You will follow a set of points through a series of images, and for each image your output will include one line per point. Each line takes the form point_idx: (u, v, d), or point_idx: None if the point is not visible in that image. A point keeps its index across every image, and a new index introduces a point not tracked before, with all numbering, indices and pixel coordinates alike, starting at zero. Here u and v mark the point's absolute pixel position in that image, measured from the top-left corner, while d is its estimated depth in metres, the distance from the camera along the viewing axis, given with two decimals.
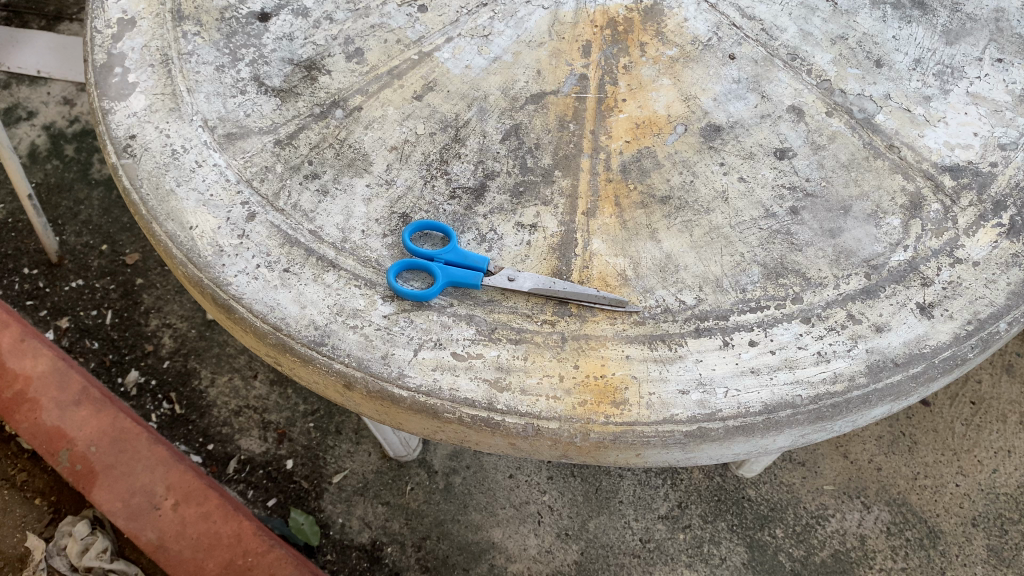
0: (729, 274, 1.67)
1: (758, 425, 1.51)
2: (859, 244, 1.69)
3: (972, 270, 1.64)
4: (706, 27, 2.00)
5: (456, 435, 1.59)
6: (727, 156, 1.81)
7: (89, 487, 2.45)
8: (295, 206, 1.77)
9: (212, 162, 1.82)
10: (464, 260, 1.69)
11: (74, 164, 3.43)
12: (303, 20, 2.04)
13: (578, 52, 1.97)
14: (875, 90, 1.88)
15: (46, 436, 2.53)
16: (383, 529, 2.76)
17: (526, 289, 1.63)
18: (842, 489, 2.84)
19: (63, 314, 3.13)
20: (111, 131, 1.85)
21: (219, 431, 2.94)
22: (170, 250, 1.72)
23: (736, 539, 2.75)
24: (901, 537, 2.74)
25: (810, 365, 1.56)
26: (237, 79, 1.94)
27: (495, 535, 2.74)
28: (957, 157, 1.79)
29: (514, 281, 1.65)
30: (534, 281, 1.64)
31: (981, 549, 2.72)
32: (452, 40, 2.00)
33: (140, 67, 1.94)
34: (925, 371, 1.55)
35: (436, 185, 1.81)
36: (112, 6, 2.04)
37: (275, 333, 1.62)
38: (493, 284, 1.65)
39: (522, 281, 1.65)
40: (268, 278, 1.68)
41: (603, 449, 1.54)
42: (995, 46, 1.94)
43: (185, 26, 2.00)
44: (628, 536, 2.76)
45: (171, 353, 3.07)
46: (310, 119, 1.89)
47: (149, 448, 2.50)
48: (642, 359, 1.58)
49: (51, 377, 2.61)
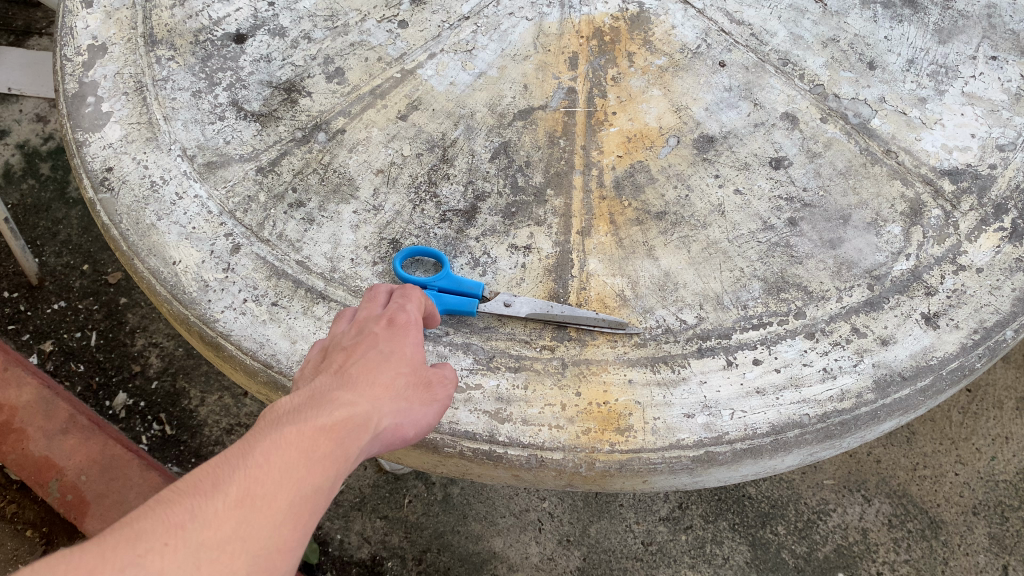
0: (730, 290, 1.63)
1: (766, 447, 1.48)
2: (860, 254, 1.66)
3: (976, 276, 1.62)
4: (694, 34, 1.95)
5: (458, 467, 1.56)
6: (722, 167, 1.77)
7: (80, 518, 2.29)
8: (281, 236, 1.72)
9: (193, 193, 1.76)
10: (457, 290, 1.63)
11: (51, 182, 3.20)
12: (280, 40, 1.97)
13: (565, 64, 1.92)
14: (869, 93, 1.85)
15: (35, 467, 2.36)
16: (383, 544, 2.54)
17: (523, 315, 1.59)
18: (842, 482, 2.62)
19: (45, 337, 2.90)
20: (87, 164, 1.78)
21: (212, 452, 2.73)
22: (153, 287, 1.66)
23: (738, 537, 2.53)
24: (903, 529, 2.53)
25: (817, 382, 1.53)
26: (214, 104, 1.87)
27: (496, 545, 2.53)
28: (955, 160, 1.76)
29: (511, 307, 1.60)
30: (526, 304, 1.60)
31: (983, 537, 2.51)
32: (435, 56, 1.94)
33: (113, 95, 1.87)
34: (933, 383, 1.52)
35: (425, 209, 1.76)
36: (82, 32, 1.96)
37: (266, 369, 1.58)
38: (489, 310, 1.60)
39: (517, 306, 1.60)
40: (256, 313, 1.63)
41: (608, 477, 1.50)
42: (988, 43, 1.91)
43: (159, 51, 1.93)
44: (631, 540, 2.54)
45: (159, 373, 2.85)
46: (292, 143, 1.83)
47: (141, 475, 2.33)
48: (644, 383, 1.55)
49: (38, 406, 2.44)
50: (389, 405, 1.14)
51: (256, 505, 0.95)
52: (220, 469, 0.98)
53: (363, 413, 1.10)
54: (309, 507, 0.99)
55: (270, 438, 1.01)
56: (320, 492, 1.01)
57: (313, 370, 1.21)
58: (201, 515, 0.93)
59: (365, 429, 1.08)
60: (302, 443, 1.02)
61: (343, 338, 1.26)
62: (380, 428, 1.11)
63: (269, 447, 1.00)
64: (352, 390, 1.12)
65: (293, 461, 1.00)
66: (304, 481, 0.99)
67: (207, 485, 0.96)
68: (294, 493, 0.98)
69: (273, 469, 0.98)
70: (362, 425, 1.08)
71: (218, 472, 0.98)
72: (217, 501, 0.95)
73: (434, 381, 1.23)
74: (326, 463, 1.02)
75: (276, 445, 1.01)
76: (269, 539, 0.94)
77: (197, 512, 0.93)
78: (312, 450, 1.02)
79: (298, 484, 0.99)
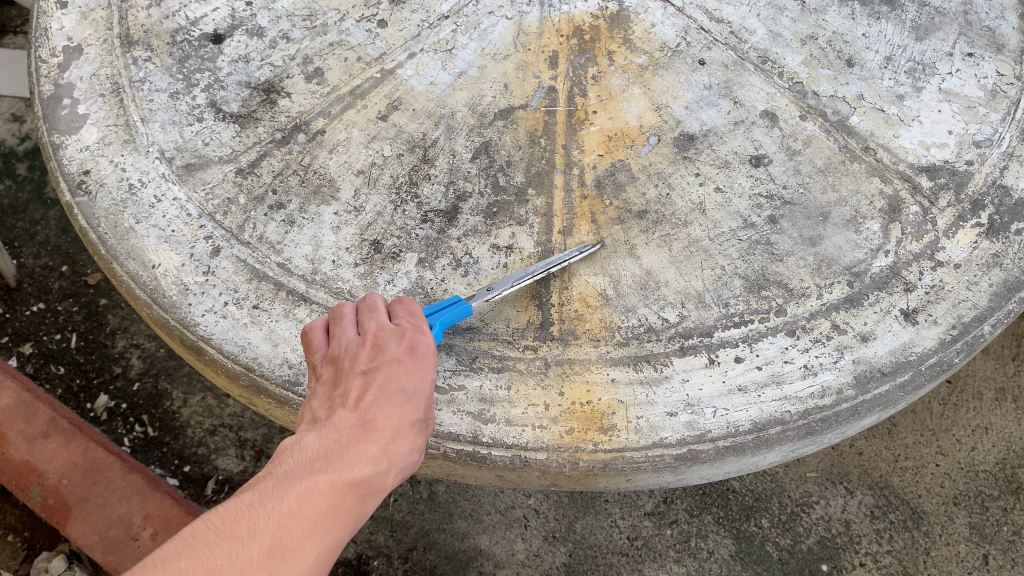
0: (711, 288, 1.64)
1: (748, 444, 1.49)
2: (840, 251, 1.68)
3: (954, 272, 1.64)
4: (673, 32, 1.96)
5: (442, 468, 1.56)
6: (702, 166, 1.78)
7: (63, 522, 2.25)
8: (261, 238, 1.71)
9: (172, 196, 1.75)
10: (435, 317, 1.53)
11: (28, 184, 3.11)
12: (258, 40, 1.95)
13: (545, 64, 1.92)
14: (847, 90, 1.86)
15: (15, 471, 2.31)
16: (369, 543, 2.54)
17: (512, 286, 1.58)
18: (825, 474, 2.63)
19: (25, 340, 2.86)
20: (64, 167, 1.77)
21: (195, 453, 2.71)
22: (133, 291, 1.65)
23: (723, 531, 2.54)
24: (885, 520, 2.54)
25: (798, 379, 1.54)
26: (192, 106, 1.86)
27: (482, 542, 2.53)
28: (933, 156, 1.77)
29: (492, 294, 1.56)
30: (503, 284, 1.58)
31: (963, 527, 2.53)
32: (415, 55, 1.94)
33: (90, 97, 1.85)
34: (912, 379, 1.53)
35: (407, 210, 1.75)
36: (57, 33, 1.93)
37: (248, 373, 1.57)
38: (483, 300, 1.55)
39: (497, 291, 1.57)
40: (237, 316, 1.62)
41: (592, 476, 1.51)
42: (964, 40, 1.92)
43: (135, 52, 1.91)
44: (616, 535, 2.54)
45: (140, 375, 2.82)
46: (272, 145, 1.82)
47: (125, 477, 2.31)
48: (627, 382, 1.55)
49: (18, 410, 2.38)
50: (403, 455, 1.21)
51: (289, 558, 1.05)
52: (255, 518, 1.07)
53: (382, 469, 1.17)
54: (330, 557, 1.09)
55: (303, 495, 1.10)
56: (340, 543, 1.11)
57: (331, 393, 1.25)
58: (241, 564, 1.02)
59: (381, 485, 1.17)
60: (328, 503, 1.11)
61: (359, 361, 1.27)
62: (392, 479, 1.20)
63: (301, 503, 1.09)
64: (374, 438, 1.19)
65: (320, 522, 1.09)
66: (328, 538, 1.09)
67: (247, 531, 1.05)
68: (320, 549, 1.08)
69: (304, 526, 1.08)
70: (379, 482, 1.17)
71: (254, 521, 1.07)
72: (256, 549, 1.04)
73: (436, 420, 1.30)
74: (346, 521, 1.12)
75: (308, 501, 1.10)
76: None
77: (233, 558, 1.03)
78: (335, 509, 1.11)
79: (325, 538, 1.09)
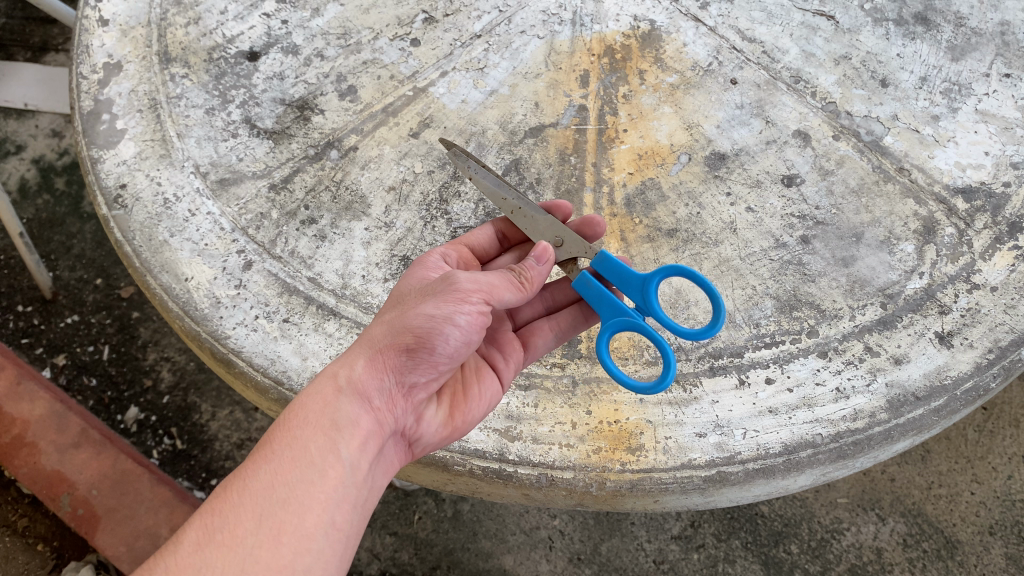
0: (742, 308, 1.63)
1: (778, 467, 1.47)
2: (873, 272, 1.66)
3: (990, 295, 1.62)
4: (706, 51, 1.95)
5: (468, 486, 1.55)
6: (734, 185, 1.76)
7: (92, 533, 2.26)
8: (292, 253, 1.73)
9: (205, 210, 1.77)
10: (601, 255, 1.47)
11: (65, 198, 3.15)
12: (293, 57, 1.97)
13: (576, 82, 1.92)
14: (882, 111, 1.84)
15: (46, 481, 2.33)
16: (393, 561, 2.52)
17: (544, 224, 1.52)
18: (855, 500, 2.57)
19: (59, 351, 2.90)
20: (101, 181, 1.80)
21: (222, 466, 2.73)
22: (165, 303, 1.67)
23: (751, 556, 2.50)
24: (918, 549, 2.49)
25: (830, 401, 1.52)
26: (227, 122, 1.88)
27: (507, 563, 2.50)
28: (969, 178, 1.75)
29: (559, 247, 1.50)
30: (530, 234, 1.54)
31: (1000, 558, 2.46)
32: (447, 74, 1.95)
33: (127, 112, 1.88)
34: (947, 404, 1.51)
35: (436, 226, 1.77)
36: (97, 50, 1.97)
37: (277, 387, 1.59)
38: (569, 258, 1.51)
39: (563, 251, 1.50)
40: (268, 330, 1.64)
41: (620, 497, 1.49)
42: (1002, 61, 1.90)
43: (173, 69, 1.95)
44: (643, 559, 2.51)
45: (170, 388, 2.84)
46: (305, 161, 1.84)
47: (152, 490, 2.33)
48: (656, 402, 1.54)
49: (50, 421, 2.39)
50: (363, 353, 1.26)
51: (217, 538, 1.08)
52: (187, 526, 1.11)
53: (327, 381, 1.24)
54: (294, 511, 1.12)
55: (233, 473, 1.15)
56: (297, 490, 1.13)
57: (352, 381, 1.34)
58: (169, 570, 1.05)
59: (335, 391, 1.23)
60: (257, 460, 1.15)
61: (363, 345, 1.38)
62: (356, 375, 1.24)
63: (230, 482, 1.14)
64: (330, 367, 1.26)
65: (253, 483, 1.13)
66: (270, 493, 1.12)
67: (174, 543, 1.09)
68: (264, 509, 1.11)
69: (233, 500, 1.11)
70: (327, 392, 1.23)
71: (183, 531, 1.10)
72: (176, 556, 1.06)
73: (465, 297, 1.26)
74: (291, 465, 1.15)
75: (241, 476, 1.14)
76: (262, 558, 1.07)
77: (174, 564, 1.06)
78: (270, 462, 1.15)
79: (261, 495, 1.12)
